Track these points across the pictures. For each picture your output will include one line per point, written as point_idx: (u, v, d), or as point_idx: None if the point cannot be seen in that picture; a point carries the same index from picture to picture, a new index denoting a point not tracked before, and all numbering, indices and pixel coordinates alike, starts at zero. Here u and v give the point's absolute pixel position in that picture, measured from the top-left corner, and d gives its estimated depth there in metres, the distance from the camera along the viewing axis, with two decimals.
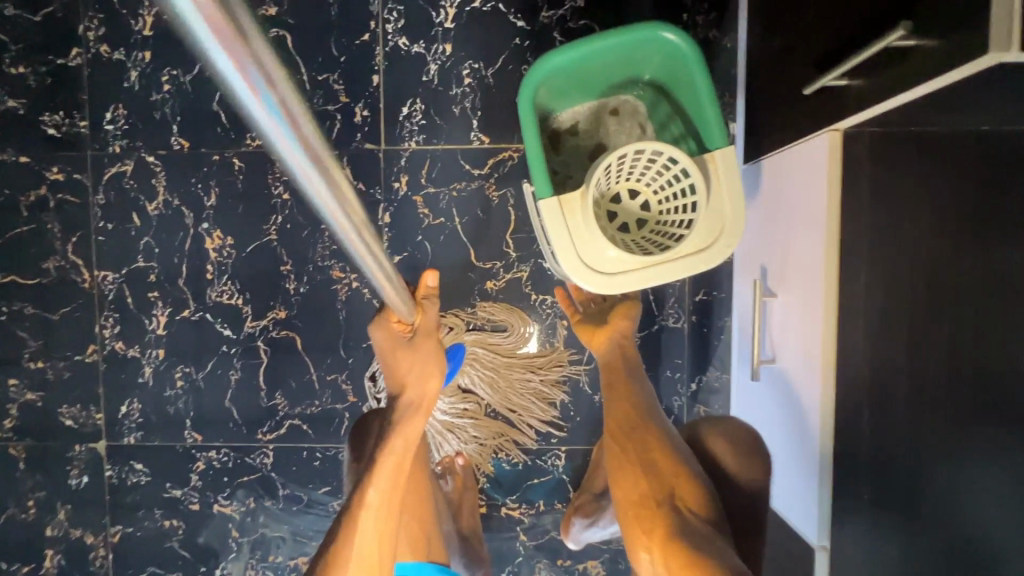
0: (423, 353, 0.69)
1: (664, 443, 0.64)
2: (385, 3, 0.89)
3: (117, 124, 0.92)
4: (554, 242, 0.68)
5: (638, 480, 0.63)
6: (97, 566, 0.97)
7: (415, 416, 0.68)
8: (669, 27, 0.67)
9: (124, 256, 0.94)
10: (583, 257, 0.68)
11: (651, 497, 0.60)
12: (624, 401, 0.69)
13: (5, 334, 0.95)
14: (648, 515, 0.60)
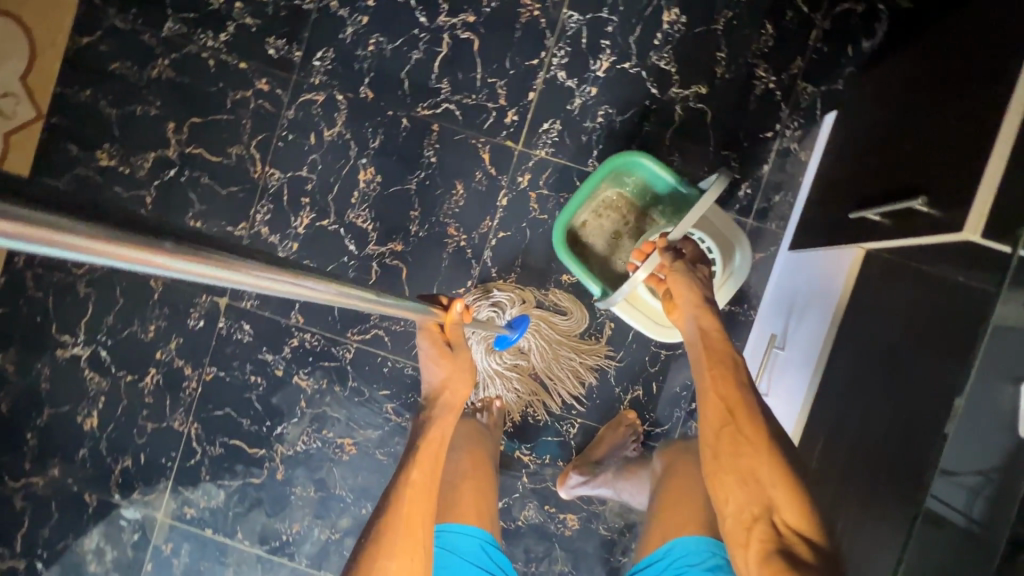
0: (461, 359, 0.83)
1: (751, 446, 0.72)
2: (558, 42, 1.13)
3: (324, 63, 1.16)
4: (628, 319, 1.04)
5: (737, 484, 0.72)
6: (185, 394, 1.19)
7: (448, 414, 0.84)
8: (637, 153, 1.03)
9: (293, 163, 1.17)
10: (647, 318, 1.04)
11: (749, 508, 0.70)
12: (719, 393, 0.78)
13: (180, 192, 1.18)
14: (747, 528, 0.69)
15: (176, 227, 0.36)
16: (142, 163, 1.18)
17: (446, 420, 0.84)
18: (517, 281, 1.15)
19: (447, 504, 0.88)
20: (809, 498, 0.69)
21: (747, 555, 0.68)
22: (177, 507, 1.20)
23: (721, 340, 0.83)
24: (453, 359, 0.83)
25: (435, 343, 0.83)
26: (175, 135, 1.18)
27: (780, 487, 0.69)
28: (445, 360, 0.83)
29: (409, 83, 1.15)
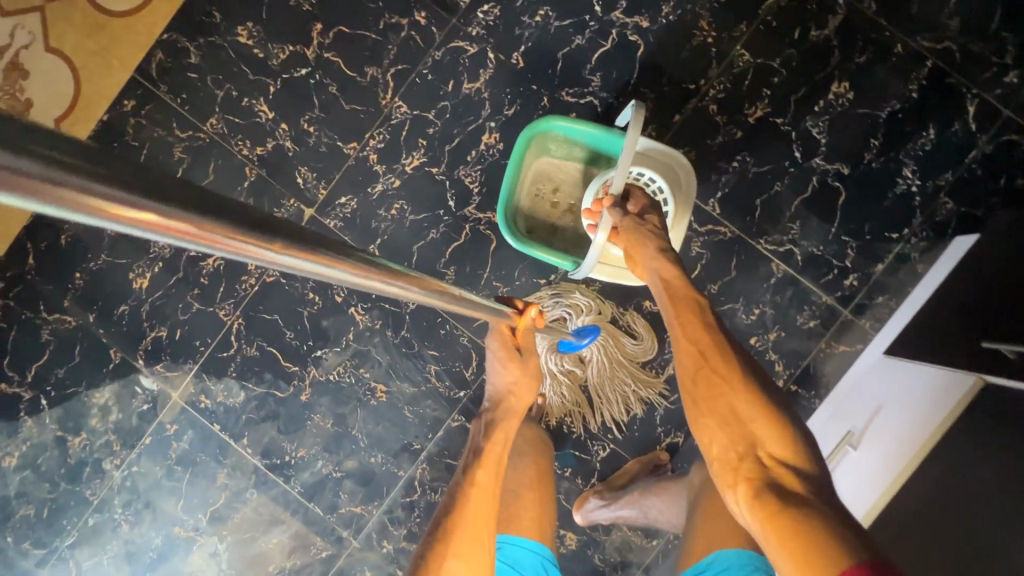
0: (529, 367, 0.90)
1: (726, 389, 0.76)
2: (721, 75, 1.11)
3: (487, 17, 1.14)
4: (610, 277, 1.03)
5: (721, 426, 0.75)
6: (241, 287, 1.17)
7: (512, 419, 0.92)
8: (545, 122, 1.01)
9: (423, 103, 1.15)
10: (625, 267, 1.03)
11: (735, 451, 0.72)
12: (693, 334, 0.82)
13: (305, 93, 1.17)
14: (735, 469, 0.71)
15: (226, 201, 0.31)
16: (278, 52, 1.17)
17: (507, 425, 0.91)
18: (598, 290, 1.12)
19: (508, 519, 0.92)
20: (794, 431, 0.71)
21: (736, 494, 0.70)
22: (194, 393, 1.18)
23: (687, 289, 0.87)
24: (523, 365, 0.90)
25: (505, 346, 0.89)
26: (318, 37, 1.16)
27: (759, 417, 0.73)
28: (510, 365, 0.90)
29: (562, 65, 1.13)
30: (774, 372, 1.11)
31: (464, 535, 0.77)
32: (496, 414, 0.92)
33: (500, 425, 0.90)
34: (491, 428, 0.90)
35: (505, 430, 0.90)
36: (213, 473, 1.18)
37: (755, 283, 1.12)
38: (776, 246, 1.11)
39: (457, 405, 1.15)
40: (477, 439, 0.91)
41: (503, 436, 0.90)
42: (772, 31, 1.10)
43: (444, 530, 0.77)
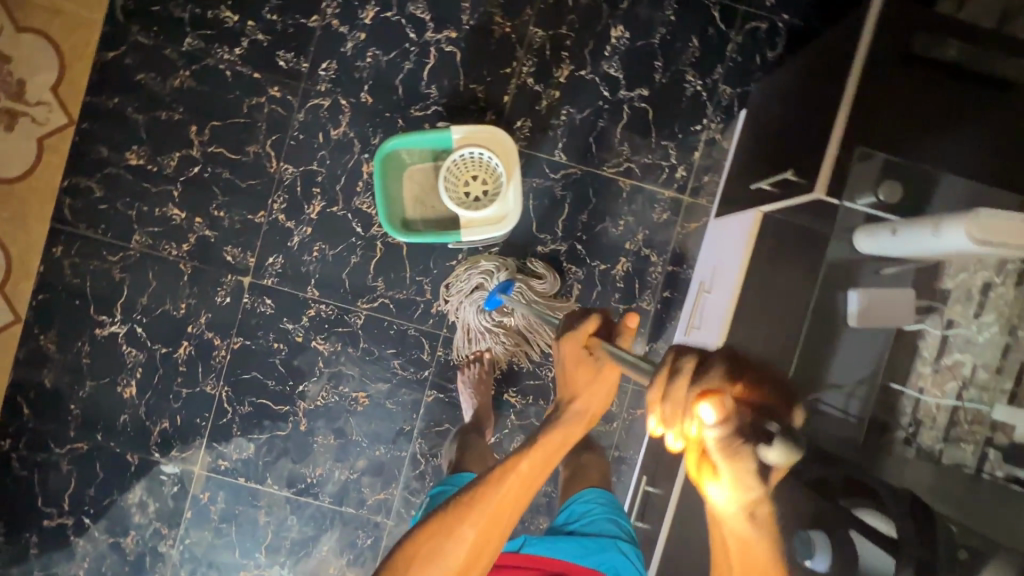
0: (599, 377, 0.90)
1: None
2: (526, 53, 1.37)
3: (328, 73, 1.36)
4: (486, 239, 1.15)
5: None
6: (216, 361, 1.37)
7: (575, 421, 0.90)
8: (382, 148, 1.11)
9: (304, 160, 1.37)
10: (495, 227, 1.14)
11: None
12: None
13: (205, 186, 1.36)
14: None
15: None
16: (168, 162, 1.35)
17: (566, 422, 0.90)
18: (499, 252, 1.38)
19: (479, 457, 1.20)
20: None
21: None
22: (212, 461, 1.38)
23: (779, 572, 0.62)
24: (590, 376, 0.90)
25: (575, 347, 0.89)
26: (197, 137, 1.36)
27: None
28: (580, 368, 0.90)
29: (402, 89, 1.36)
30: (652, 263, 1.40)
31: (495, 495, 0.83)
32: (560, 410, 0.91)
33: (558, 424, 0.90)
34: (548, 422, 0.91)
35: (564, 427, 0.89)
36: (254, 517, 1.38)
37: (613, 202, 1.39)
38: (617, 168, 1.39)
39: (427, 383, 1.39)
40: (541, 425, 0.91)
41: (559, 431, 0.89)
42: (551, 6, 1.36)
43: (482, 485, 0.84)
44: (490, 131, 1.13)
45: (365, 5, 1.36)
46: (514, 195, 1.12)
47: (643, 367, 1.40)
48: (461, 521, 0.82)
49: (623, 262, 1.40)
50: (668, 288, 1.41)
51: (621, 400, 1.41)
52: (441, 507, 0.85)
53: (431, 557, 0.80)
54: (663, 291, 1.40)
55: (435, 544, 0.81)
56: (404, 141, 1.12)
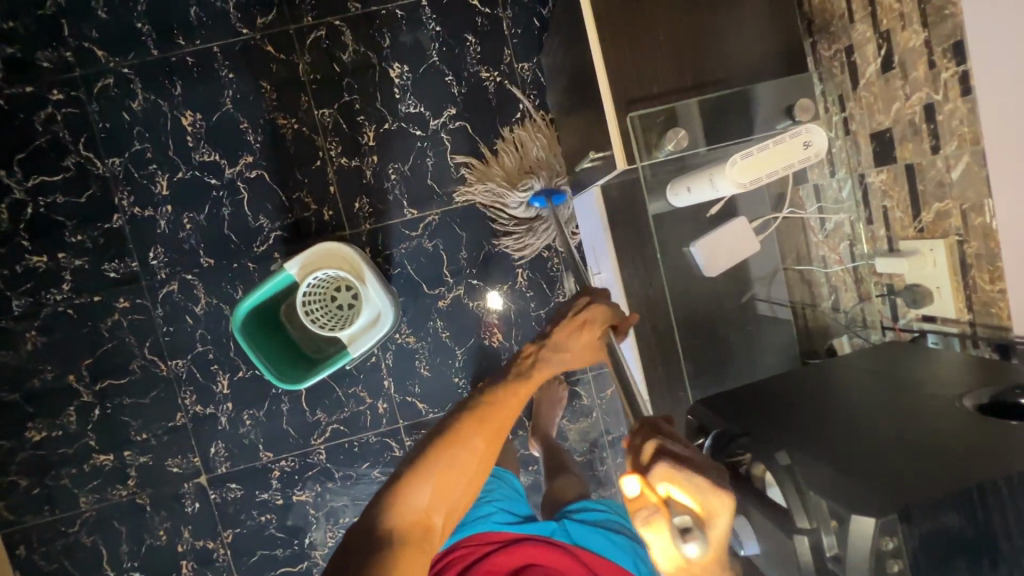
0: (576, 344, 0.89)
1: None
2: (326, 138, 1.33)
3: (159, 259, 1.32)
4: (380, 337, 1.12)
5: None
6: (221, 561, 1.38)
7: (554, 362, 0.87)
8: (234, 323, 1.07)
9: (187, 346, 1.33)
10: (378, 323, 1.11)
11: None
12: None
13: (113, 421, 1.33)
14: None
15: None
16: (67, 419, 1.32)
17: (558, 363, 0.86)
18: (408, 326, 1.37)
19: None
20: None
21: None
22: None
23: None
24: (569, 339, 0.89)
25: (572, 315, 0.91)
26: (79, 383, 1.32)
27: None
28: (581, 333, 0.90)
29: (235, 234, 1.32)
30: (548, 256, 1.39)
31: (496, 414, 0.79)
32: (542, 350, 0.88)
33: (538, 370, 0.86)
34: (537, 362, 0.86)
35: (552, 365, 0.86)
36: None
37: (481, 224, 1.37)
38: (467, 194, 1.36)
39: None
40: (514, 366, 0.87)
41: (549, 372, 0.85)
42: (322, 82, 1.32)
43: (479, 407, 0.79)
44: (316, 247, 1.09)
45: (154, 178, 1.30)
46: (376, 289, 1.10)
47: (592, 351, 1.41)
48: (463, 445, 0.76)
49: (522, 272, 1.38)
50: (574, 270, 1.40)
51: (588, 391, 1.42)
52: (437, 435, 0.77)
53: (440, 484, 0.74)
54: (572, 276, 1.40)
55: (440, 468, 0.74)
56: (247, 305, 1.08)
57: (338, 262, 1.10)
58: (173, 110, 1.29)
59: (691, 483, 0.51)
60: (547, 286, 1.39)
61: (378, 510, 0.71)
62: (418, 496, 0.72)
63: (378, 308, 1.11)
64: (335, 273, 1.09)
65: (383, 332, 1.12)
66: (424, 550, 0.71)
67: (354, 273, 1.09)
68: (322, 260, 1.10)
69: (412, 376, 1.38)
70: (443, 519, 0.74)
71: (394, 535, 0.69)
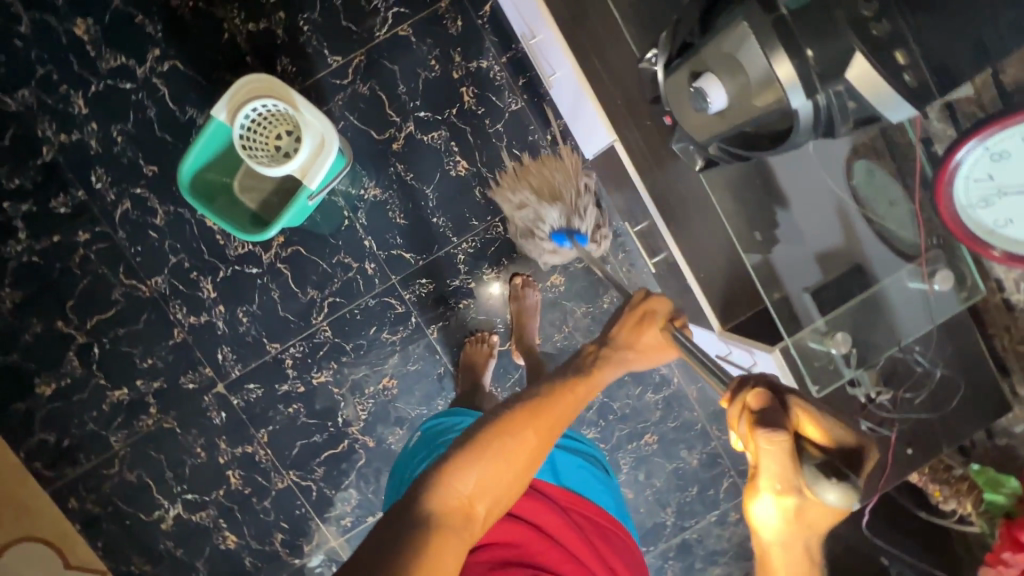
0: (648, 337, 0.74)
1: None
2: (226, 7, 1.26)
3: (104, 181, 1.28)
4: (326, 163, 1.07)
5: None
6: (266, 461, 1.38)
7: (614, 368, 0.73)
8: (179, 179, 1.06)
9: (160, 261, 1.31)
10: (318, 149, 1.07)
11: None
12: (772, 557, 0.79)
13: (116, 354, 1.32)
14: None
15: None
16: (71, 365, 1.31)
17: (620, 362, 0.73)
18: (371, 180, 1.33)
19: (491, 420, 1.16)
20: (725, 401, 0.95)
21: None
22: (338, 526, 1.42)
23: None
24: (638, 338, 0.74)
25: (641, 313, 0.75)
26: (70, 326, 1.30)
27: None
28: (643, 335, 0.74)
29: (169, 134, 1.28)
30: (488, 67, 1.33)
31: (557, 410, 0.67)
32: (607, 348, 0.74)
33: (614, 364, 0.73)
34: (602, 357, 0.73)
35: (619, 365, 0.73)
36: None
37: (410, 52, 1.30)
38: (386, 25, 1.29)
39: (422, 326, 1.38)
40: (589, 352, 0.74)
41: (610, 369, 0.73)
42: None
43: (541, 400, 0.67)
44: (240, 84, 1.05)
45: (69, 100, 1.25)
46: (308, 110, 1.05)
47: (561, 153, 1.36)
48: (515, 437, 0.65)
49: (467, 91, 1.33)
50: (519, 75, 1.34)
51: None
52: (490, 419, 0.67)
53: (491, 472, 0.64)
54: (518, 81, 1.34)
55: (492, 457, 0.64)
56: (194, 164, 1.07)
57: (265, 94, 1.05)
58: (62, 23, 1.23)
59: (827, 425, 0.50)
60: (495, 99, 1.34)
61: (421, 489, 0.62)
62: (464, 479, 0.63)
63: (315, 134, 1.06)
64: (263, 103, 1.04)
65: (327, 159, 1.07)
66: (464, 538, 0.62)
67: (282, 100, 1.04)
68: (251, 96, 1.05)
69: (390, 228, 1.35)
70: (488, 507, 0.65)
71: (432, 519, 0.60)
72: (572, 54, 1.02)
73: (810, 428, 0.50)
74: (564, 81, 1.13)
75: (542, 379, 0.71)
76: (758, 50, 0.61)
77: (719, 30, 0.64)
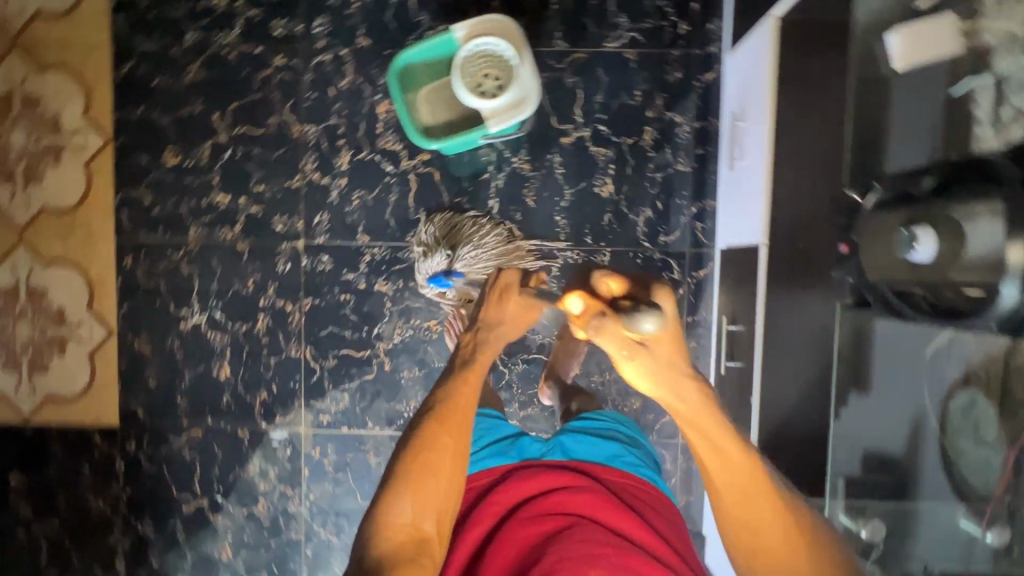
0: (508, 305, 0.96)
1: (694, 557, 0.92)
2: None
3: (323, 29, 1.40)
4: (513, 119, 1.15)
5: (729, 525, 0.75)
6: (295, 326, 1.44)
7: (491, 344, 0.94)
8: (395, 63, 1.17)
9: (322, 116, 1.41)
10: (513, 105, 1.15)
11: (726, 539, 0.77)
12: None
13: (240, 166, 1.42)
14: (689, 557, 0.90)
15: None
16: (202, 153, 1.42)
17: (495, 340, 0.94)
18: (527, 154, 1.40)
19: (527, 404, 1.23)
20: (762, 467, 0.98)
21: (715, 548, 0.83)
22: (314, 418, 1.45)
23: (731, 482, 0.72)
24: (497, 308, 0.96)
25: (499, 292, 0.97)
26: (221, 123, 1.42)
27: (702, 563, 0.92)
28: (507, 304, 0.96)
29: (396, 23, 1.39)
30: (679, 123, 1.40)
31: (454, 412, 0.83)
32: (479, 337, 0.93)
33: (491, 341, 0.94)
34: (478, 345, 0.93)
35: (493, 343, 0.93)
36: (364, 461, 1.46)
37: (623, 73, 1.39)
38: (618, 41, 1.38)
39: None
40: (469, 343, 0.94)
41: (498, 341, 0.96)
42: None
43: (438, 410, 0.84)
44: (492, 20, 1.15)
45: None
46: (530, 72, 1.14)
47: (695, 228, 1.41)
48: (433, 448, 0.80)
49: (649, 131, 1.40)
50: (699, 145, 1.40)
51: (682, 265, 1.41)
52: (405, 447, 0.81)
53: (422, 493, 0.79)
54: (696, 150, 1.40)
55: (420, 479, 0.79)
56: (416, 54, 1.18)
57: (505, 39, 1.15)
58: None
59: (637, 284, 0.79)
60: (669, 151, 1.40)
61: (370, 533, 0.76)
62: (403, 512, 0.77)
63: (520, 92, 1.14)
64: (500, 45, 1.14)
65: (515, 116, 1.15)
66: (427, 556, 0.77)
67: (515, 52, 1.14)
68: (493, 34, 1.15)
69: (517, 203, 1.41)
70: (436, 523, 0.79)
71: (390, 550, 0.74)
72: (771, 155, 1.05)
73: (614, 283, 0.79)
74: (744, 171, 1.18)
75: (437, 393, 0.87)
76: (993, 228, 0.60)
77: (968, 195, 0.63)
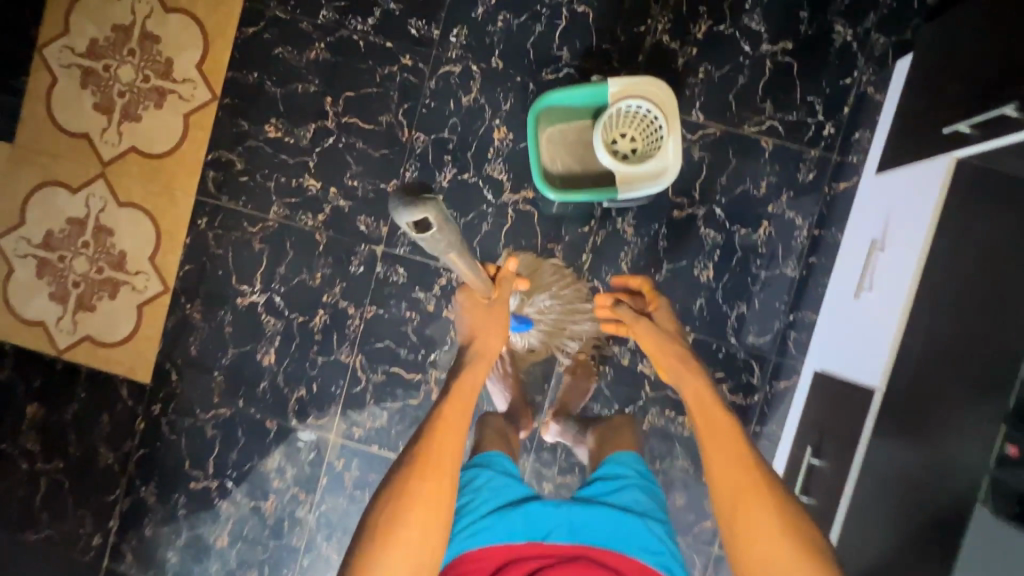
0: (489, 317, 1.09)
1: None
2: (661, 11, 1.31)
3: (459, 40, 1.35)
4: (641, 189, 1.09)
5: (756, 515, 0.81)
6: (352, 331, 1.38)
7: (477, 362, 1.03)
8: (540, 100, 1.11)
9: (435, 126, 1.36)
10: (647, 176, 1.08)
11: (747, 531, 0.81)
12: None
13: (339, 156, 1.37)
14: None
15: None
16: (305, 133, 1.37)
17: (476, 365, 1.01)
18: (633, 218, 1.34)
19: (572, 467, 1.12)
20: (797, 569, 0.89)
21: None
22: (346, 428, 1.39)
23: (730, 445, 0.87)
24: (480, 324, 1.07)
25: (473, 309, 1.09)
26: (332, 108, 1.37)
27: None
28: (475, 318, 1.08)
29: (534, 53, 1.34)
30: (798, 226, 1.32)
31: (435, 454, 0.86)
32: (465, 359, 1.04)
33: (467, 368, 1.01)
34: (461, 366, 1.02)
35: (472, 373, 0.99)
36: None
37: (754, 161, 1.32)
38: (757, 127, 1.31)
39: (557, 353, 1.36)
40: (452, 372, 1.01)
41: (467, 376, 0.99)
42: None
43: (419, 454, 0.86)
44: (652, 83, 1.08)
45: None
46: (674, 147, 1.07)
47: (787, 337, 1.33)
48: (410, 498, 0.82)
49: (766, 226, 1.32)
50: (811, 253, 1.33)
51: (763, 371, 1.34)
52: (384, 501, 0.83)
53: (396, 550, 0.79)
54: (808, 257, 1.33)
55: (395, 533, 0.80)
56: (562, 95, 1.12)
57: (659, 105, 1.08)
58: None
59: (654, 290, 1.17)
60: (780, 251, 1.33)
61: None
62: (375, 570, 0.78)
63: (658, 165, 1.08)
64: (651, 111, 1.07)
65: (644, 186, 1.09)
66: None
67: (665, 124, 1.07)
68: (646, 97, 1.08)
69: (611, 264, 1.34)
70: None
71: None
72: (910, 303, 0.96)
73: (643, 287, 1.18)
74: (871, 304, 1.09)
75: (419, 434, 0.90)
76: None
77: None
